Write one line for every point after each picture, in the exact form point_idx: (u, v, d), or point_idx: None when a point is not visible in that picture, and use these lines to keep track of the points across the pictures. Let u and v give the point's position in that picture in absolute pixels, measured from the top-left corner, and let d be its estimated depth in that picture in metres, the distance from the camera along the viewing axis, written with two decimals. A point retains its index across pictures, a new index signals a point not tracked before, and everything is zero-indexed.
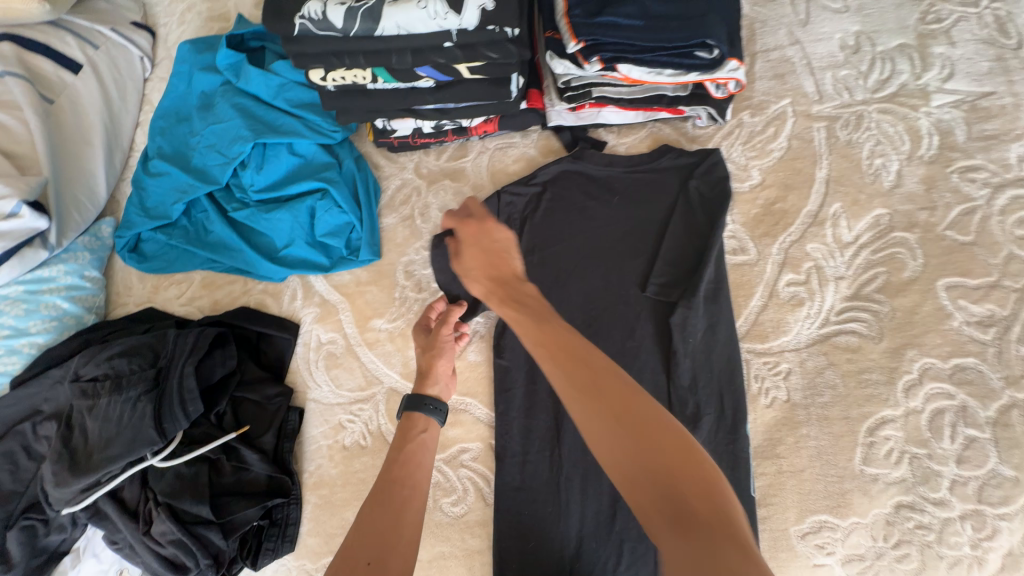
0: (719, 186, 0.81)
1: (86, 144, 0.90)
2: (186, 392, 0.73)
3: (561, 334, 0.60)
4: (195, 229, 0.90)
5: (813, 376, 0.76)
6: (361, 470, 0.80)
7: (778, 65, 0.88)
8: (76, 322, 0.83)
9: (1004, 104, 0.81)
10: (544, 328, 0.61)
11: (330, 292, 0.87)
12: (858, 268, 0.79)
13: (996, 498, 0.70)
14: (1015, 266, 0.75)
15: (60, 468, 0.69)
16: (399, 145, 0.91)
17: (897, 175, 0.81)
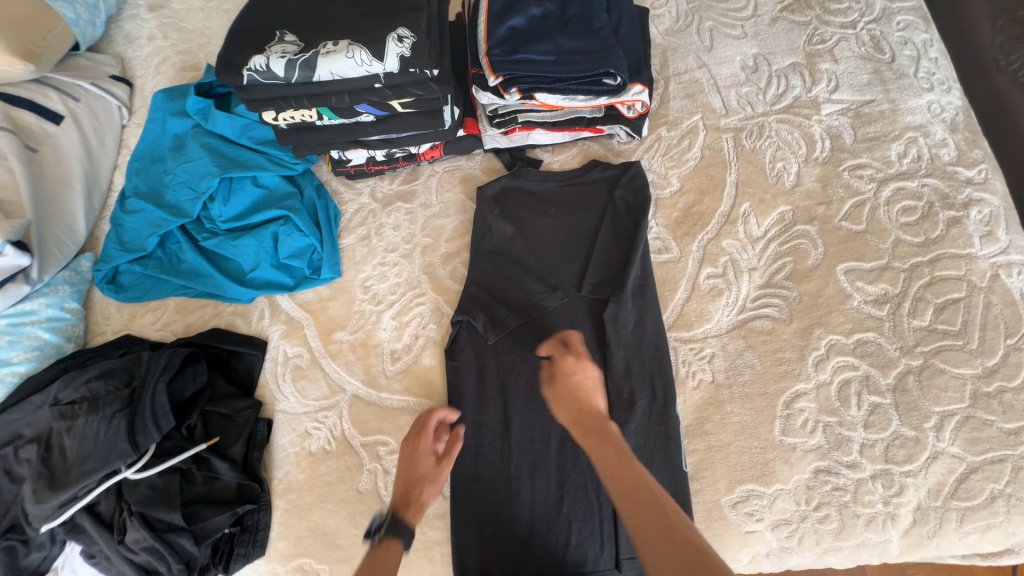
0: (641, 193, 0.91)
1: (67, 187, 0.98)
2: (158, 407, 0.78)
3: (626, 455, 0.65)
4: (169, 259, 0.97)
5: (734, 359, 0.84)
6: (327, 473, 0.85)
7: (689, 86, 1.00)
8: (56, 351, 0.89)
9: (883, 109, 0.93)
10: (607, 446, 0.67)
11: (296, 310, 0.95)
12: (768, 259, 0.89)
13: (901, 456, 0.77)
14: (902, 249, 0.85)
15: (39, 485, 0.74)
16: (356, 173, 1.00)
17: (797, 176, 0.92)
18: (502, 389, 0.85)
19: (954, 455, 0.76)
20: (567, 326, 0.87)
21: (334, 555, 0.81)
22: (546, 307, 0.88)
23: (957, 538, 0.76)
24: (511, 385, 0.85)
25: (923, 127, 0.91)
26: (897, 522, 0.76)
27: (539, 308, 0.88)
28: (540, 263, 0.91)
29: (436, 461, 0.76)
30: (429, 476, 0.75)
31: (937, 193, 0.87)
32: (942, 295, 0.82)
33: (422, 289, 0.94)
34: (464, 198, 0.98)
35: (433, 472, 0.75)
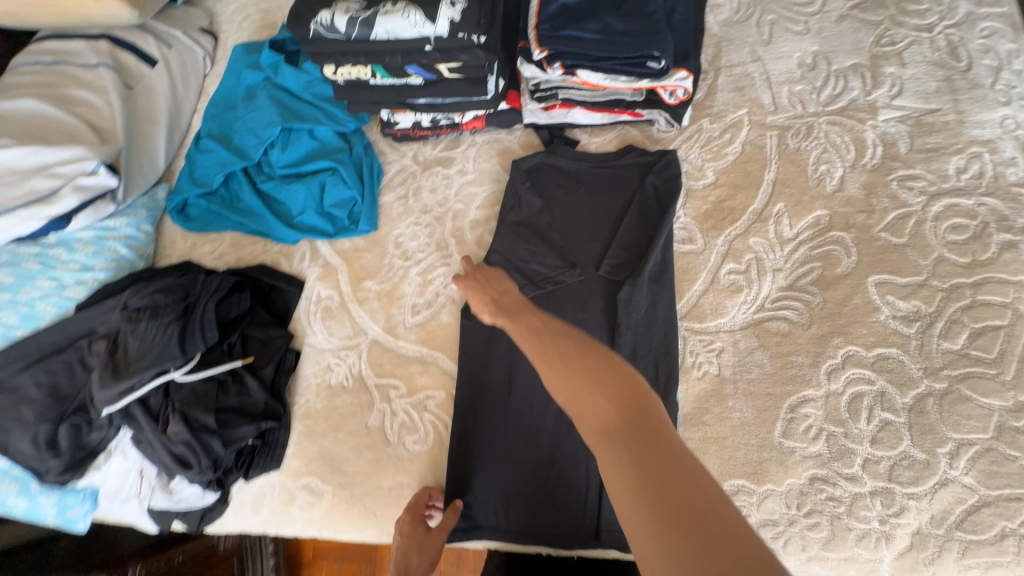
0: (672, 181, 0.92)
1: (154, 123, 1.11)
2: (206, 321, 0.88)
3: (532, 319, 0.67)
4: (230, 197, 1.08)
5: (744, 356, 0.84)
6: (342, 405, 0.93)
7: (739, 79, 0.98)
8: (130, 265, 1.02)
9: (948, 120, 0.87)
10: (515, 317, 0.69)
11: (333, 256, 1.03)
12: (795, 262, 0.87)
13: (906, 477, 0.75)
14: (944, 268, 0.81)
15: (105, 374, 0.85)
16: (402, 136, 1.07)
17: (840, 180, 0.89)
18: (509, 352, 0.90)
19: (965, 486, 0.73)
20: (581, 302, 0.89)
21: (338, 479, 0.90)
22: (562, 281, 0.90)
23: (956, 571, 0.72)
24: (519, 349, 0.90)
25: (991, 142, 0.85)
26: (892, 543, 0.74)
27: (555, 281, 0.91)
28: (563, 239, 0.93)
29: (426, 531, 0.79)
30: (418, 542, 0.78)
31: (995, 214, 0.82)
32: (982, 321, 0.78)
33: (449, 251, 0.99)
34: (499, 169, 1.02)
35: (421, 537, 0.78)
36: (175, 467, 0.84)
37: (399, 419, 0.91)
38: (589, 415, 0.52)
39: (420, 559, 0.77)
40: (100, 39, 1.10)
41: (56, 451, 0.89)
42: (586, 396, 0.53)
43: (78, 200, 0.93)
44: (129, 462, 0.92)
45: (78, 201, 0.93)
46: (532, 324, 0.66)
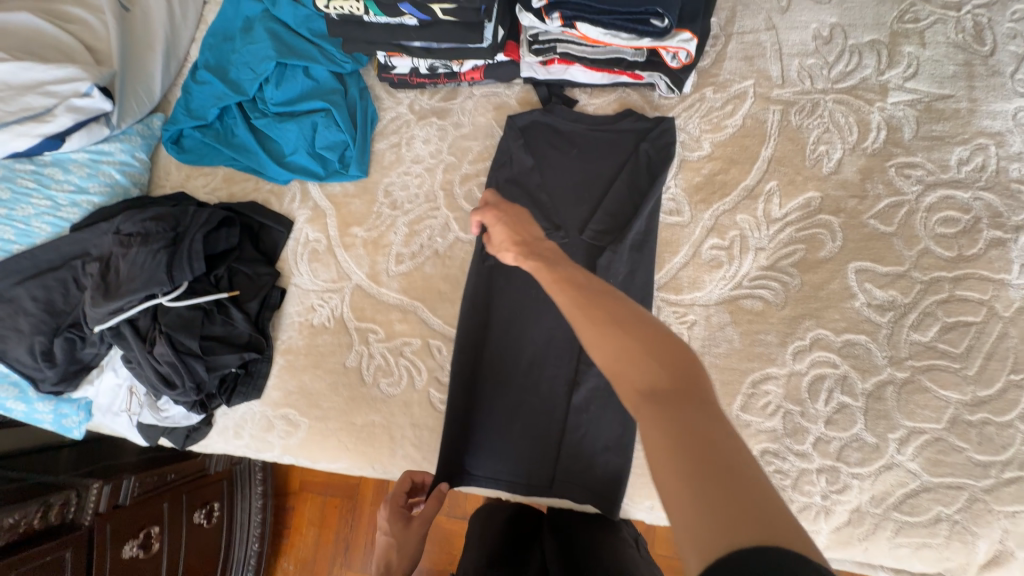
0: (665, 150, 0.90)
1: (149, 49, 1.09)
2: (194, 252, 0.90)
3: (569, 268, 0.62)
4: (225, 132, 1.08)
5: (715, 330, 0.85)
6: (322, 344, 0.96)
7: (749, 48, 0.94)
8: (123, 191, 1.04)
9: (959, 108, 0.84)
10: (550, 265, 0.64)
11: (322, 200, 1.04)
12: (779, 243, 0.86)
13: (854, 458, 0.77)
14: (928, 260, 0.80)
15: (97, 293, 0.89)
16: (399, 82, 1.04)
17: (837, 163, 0.86)
18: (486, 307, 0.90)
19: (909, 471, 0.75)
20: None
21: (315, 413, 0.94)
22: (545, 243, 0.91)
23: (887, 548, 0.76)
24: (496, 305, 0.91)
25: (999, 135, 0.82)
26: (830, 517, 0.77)
27: None
28: (551, 201, 0.93)
29: (404, 524, 0.78)
30: (399, 538, 0.76)
31: (989, 209, 0.80)
32: (955, 315, 0.78)
33: (437, 203, 0.99)
34: (495, 124, 1.00)
35: (401, 532, 0.77)
36: (160, 386, 0.88)
37: (376, 362, 0.94)
38: (629, 369, 0.47)
39: (403, 554, 0.75)
40: None
41: (51, 362, 0.94)
42: (628, 350, 0.48)
43: (72, 120, 0.93)
44: (120, 378, 0.98)
45: (72, 121, 0.93)
46: (570, 273, 0.61)
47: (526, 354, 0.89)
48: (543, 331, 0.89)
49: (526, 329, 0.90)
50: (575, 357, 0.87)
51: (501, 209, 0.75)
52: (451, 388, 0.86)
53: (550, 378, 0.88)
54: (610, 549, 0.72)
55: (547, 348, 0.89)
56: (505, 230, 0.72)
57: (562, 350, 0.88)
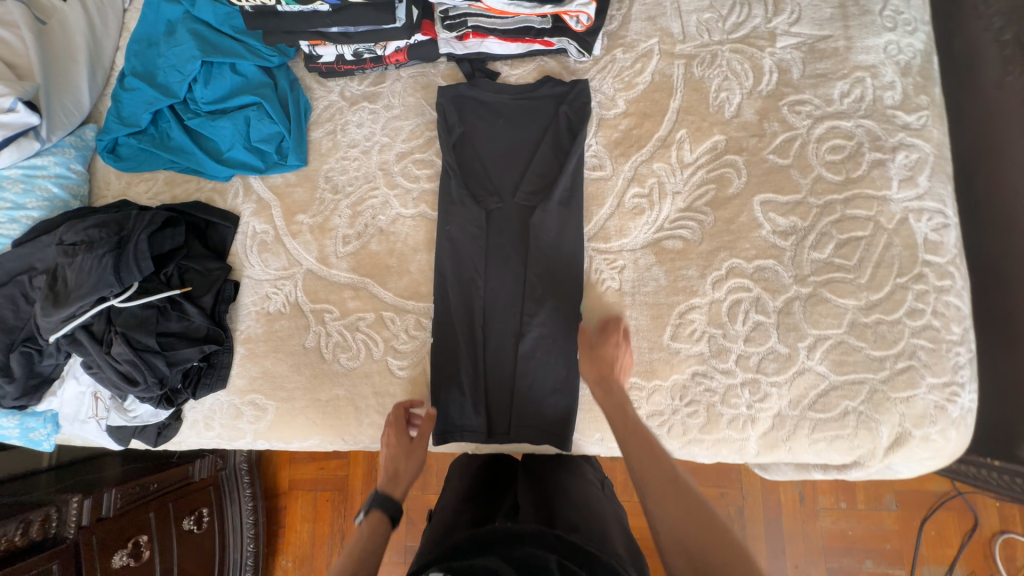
0: (583, 110, 0.97)
1: (72, 60, 1.09)
2: (139, 252, 0.92)
3: (625, 410, 0.77)
4: (160, 136, 1.09)
5: (643, 271, 0.92)
6: (281, 329, 1.00)
7: (652, 8, 1.00)
8: (64, 204, 1.05)
9: (837, 46, 0.93)
10: (611, 390, 0.80)
11: (265, 192, 1.06)
12: (692, 185, 0.94)
13: (771, 368, 0.86)
14: (821, 186, 0.89)
15: (46, 302, 0.90)
16: (327, 71, 1.07)
17: (737, 107, 0.94)
18: (439, 275, 0.96)
19: (819, 373, 0.85)
20: (499, 228, 0.96)
21: (280, 395, 0.98)
22: (482, 208, 0.96)
23: (807, 444, 0.86)
24: (445, 272, 0.96)
25: (873, 67, 0.91)
26: (756, 425, 0.86)
27: (475, 208, 0.96)
28: (484, 170, 0.98)
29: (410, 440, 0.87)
30: (405, 449, 0.85)
31: (870, 134, 0.90)
32: (847, 232, 0.87)
33: (376, 184, 1.03)
34: (424, 103, 1.05)
35: (407, 446, 0.86)
36: (122, 384, 0.91)
37: (334, 339, 0.98)
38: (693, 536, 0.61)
39: (408, 463, 0.84)
40: None
41: (9, 377, 0.95)
42: (692, 532, 0.61)
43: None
44: (82, 385, 1.00)
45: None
46: (619, 407, 0.78)
47: (475, 313, 0.94)
48: (489, 290, 0.95)
49: (473, 290, 0.95)
50: (521, 311, 0.93)
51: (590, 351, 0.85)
52: (432, 356, 0.94)
53: (499, 331, 0.94)
54: (575, 488, 0.83)
55: (496, 305, 0.94)
56: (593, 368, 0.83)
57: (507, 306, 0.94)
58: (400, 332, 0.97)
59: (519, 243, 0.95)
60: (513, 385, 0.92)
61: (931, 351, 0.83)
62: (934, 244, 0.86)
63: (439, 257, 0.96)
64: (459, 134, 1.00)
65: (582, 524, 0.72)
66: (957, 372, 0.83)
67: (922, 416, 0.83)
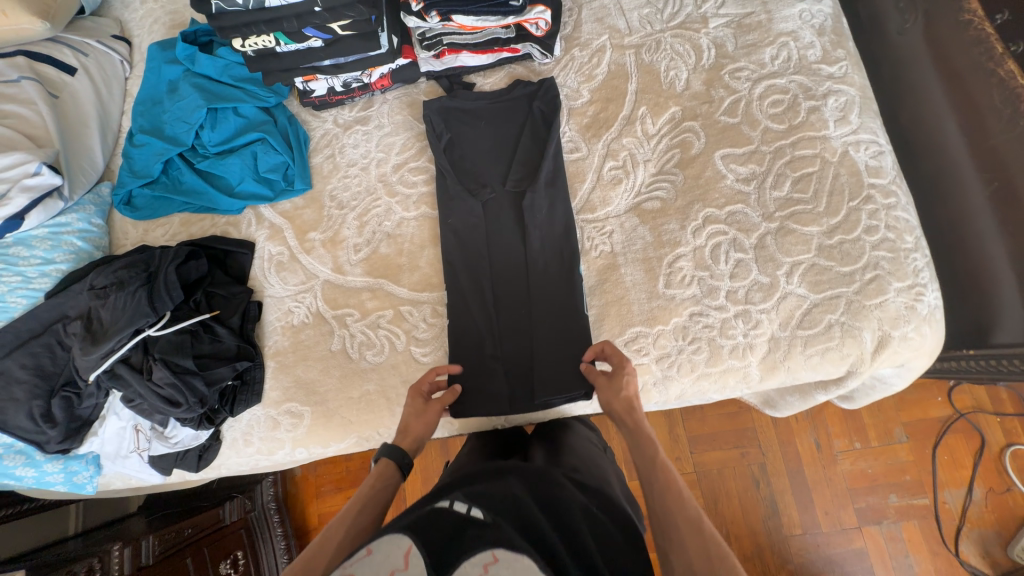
0: (553, 103, 1.10)
1: (85, 126, 1.19)
2: (170, 283, 0.99)
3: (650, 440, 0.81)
4: (173, 182, 1.18)
5: (630, 232, 1.03)
6: (306, 338, 1.07)
7: (598, 11, 1.15)
8: (88, 255, 1.12)
9: (760, 20, 1.08)
10: (634, 420, 0.84)
11: (277, 217, 1.15)
12: (660, 152, 1.06)
13: (758, 297, 0.96)
14: (770, 135, 1.02)
15: (85, 342, 0.96)
16: (320, 103, 1.19)
17: (686, 81, 1.08)
18: (449, 266, 1.04)
19: (800, 295, 0.95)
20: (495, 216, 1.06)
21: (314, 399, 1.04)
22: (478, 199, 1.06)
23: (803, 361, 0.95)
24: (454, 261, 1.05)
25: (794, 32, 1.06)
26: (754, 351, 0.95)
27: (473, 200, 1.06)
28: (475, 167, 1.09)
29: (424, 401, 0.91)
30: (418, 410, 0.90)
31: (802, 87, 1.03)
32: (800, 170, 0.99)
33: (378, 194, 1.13)
34: (412, 118, 1.17)
35: (421, 406, 0.90)
36: (165, 407, 0.96)
37: (359, 339, 1.05)
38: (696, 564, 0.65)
39: (421, 421, 0.89)
40: (16, 56, 1.15)
41: (52, 422, 0.99)
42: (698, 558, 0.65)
43: (28, 199, 1.01)
44: (123, 421, 1.03)
45: (28, 200, 1.01)
46: (646, 437, 0.82)
47: (486, 291, 1.03)
48: (496, 270, 1.04)
49: (482, 271, 1.04)
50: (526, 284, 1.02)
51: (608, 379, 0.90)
52: (451, 337, 1.01)
53: (510, 305, 1.02)
54: (581, 445, 0.94)
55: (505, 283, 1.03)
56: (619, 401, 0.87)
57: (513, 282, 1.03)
58: (419, 322, 1.04)
59: (516, 226, 1.05)
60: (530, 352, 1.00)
61: (892, 260, 0.94)
62: (875, 169, 0.98)
63: (446, 249, 1.05)
64: (448, 139, 1.11)
65: (584, 468, 0.84)
66: (918, 274, 0.94)
67: (896, 317, 0.93)
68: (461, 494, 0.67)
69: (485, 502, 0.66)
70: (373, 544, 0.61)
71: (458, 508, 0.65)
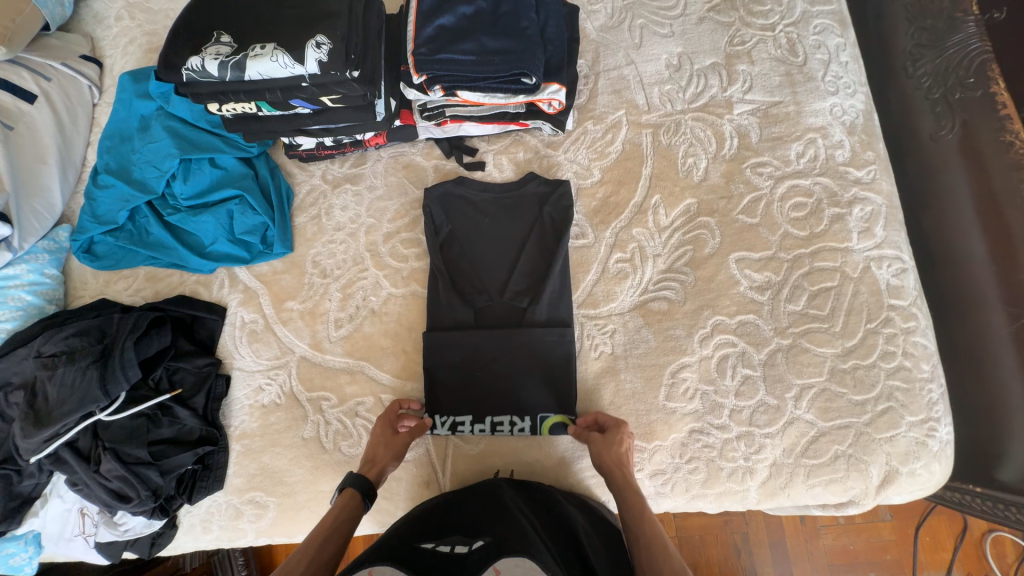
0: (565, 213, 1.00)
1: (42, 162, 1.07)
2: (126, 361, 0.90)
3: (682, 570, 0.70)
4: (139, 231, 1.07)
5: (632, 334, 0.96)
6: (277, 422, 0.99)
7: (616, 82, 1.07)
8: (39, 311, 1.02)
9: (788, 111, 1.01)
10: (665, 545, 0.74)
11: (252, 281, 1.06)
12: (671, 247, 0.99)
13: (763, 420, 0.90)
14: (789, 242, 0.95)
15: (26, 423, 0.86)
16: (308, 156, 1.09)
17: (704, 171, 1.01)
18: (432, 381, 0.96)
19: (807, 421, 0.89)
20: (488, 326, 0.97)
21: (281, 490, 0.96)
22: (471, 307, 0.98)
23: (805, 489, 0.89)
24: (439, 378, 0.95)
25: (823, 128, 0.99)
26: (754, 475, 0.90)
27: (467, 307, 0.98)
28: (474, 266, 1.00)
29: (392, 432, 0.91)
30: (385, 440, 0.90)
31: (827, 191, 0.97)
32: (818, 284, 0.93)
33: (365, 265, 1.04)
34: (406, 181, 1.08)
35: (389, 437, 0.90)
36: (114, 502, 0.87)
37: (333, 427, 0.97)
38: None
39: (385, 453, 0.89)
40: None
41: None
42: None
43: None
44: (67, 503, 0.95)
45: None
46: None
47: (467, 419, 0.93)
48: (483, 386, 0.94)
49: (471, 389, 0.94)
50: (504, 407, 0.94)
51: (603, 442, 0.86)
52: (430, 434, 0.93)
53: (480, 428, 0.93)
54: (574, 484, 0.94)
55: (493, 397, 0.94)
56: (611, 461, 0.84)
57: (494, 414, 0.94)
58: None
59: (507, 339, 0.94)
60: (517, 447, 0.95)
61: (906, 391, 0.89)
62: (896, 288, 0.93)
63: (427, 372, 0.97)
64: (447, 234, 1.02)
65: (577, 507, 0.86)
66: (932, 407, 0.89)
67: (906, 453, 0.88)
68: (461, 541, 0.73)
69: (476, 531, 0.74)
70: (374, 567, 0.64)
71: (458, 550, 0.71)
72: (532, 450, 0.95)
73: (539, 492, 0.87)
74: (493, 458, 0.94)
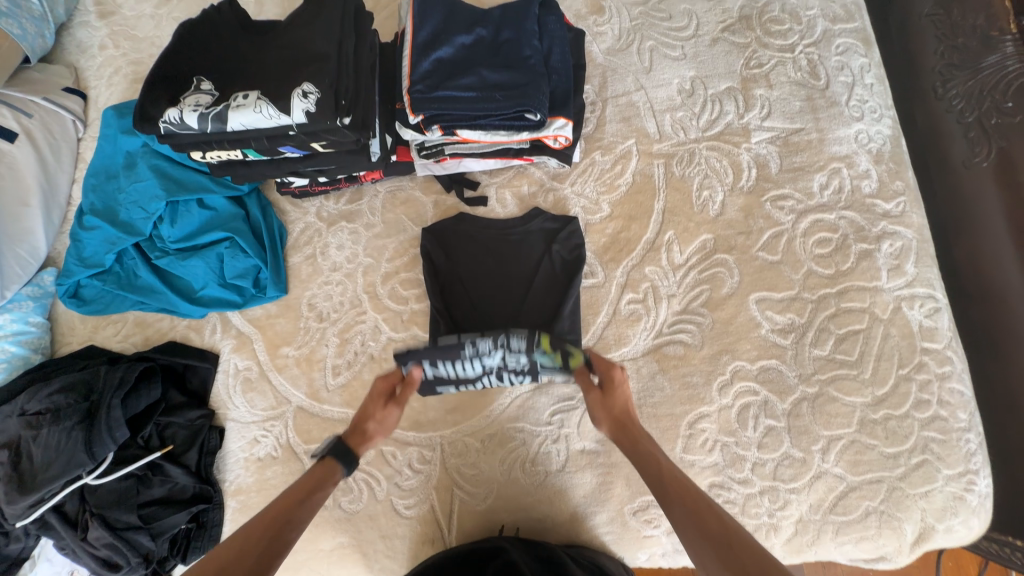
0: (575, 251, 0.95)
1: (25, 205, 1.02)
2: (113, 420, 0.85)
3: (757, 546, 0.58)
4: (127, 275, 1.03)
5: (647, 381, 0.90)
6: (273, 477, 0.93)
7: (625, 109, 1.01)
8: (24, 361, 0.97)
9: (810, 139, 0.94)
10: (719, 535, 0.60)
11: (245, 325, 1.01)
12: (686, 287, 0.93)
13: (787, 474, 0.84)
14: (813, 280, 0.89)
15: (9, 489, 0.82)
16: (301, 193, 1.03)
17: (721, 205, 0.94)
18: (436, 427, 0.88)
19: (836, 476, 0.84)
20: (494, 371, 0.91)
21: None
22: None
23: (833, 547, 0.84)
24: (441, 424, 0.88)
25: (848, 157, 0.93)
26: (779, 532, 0.84)
27: None
28: (477, 305, 0.94)
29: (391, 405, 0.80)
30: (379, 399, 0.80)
31: (853, 225, 0.91)
32: (845, 326, 0.87)
33: (362, 308, 0.99)
34: (405, 218, 1.02)
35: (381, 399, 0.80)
36: (103, 570, 0.84)
37: None
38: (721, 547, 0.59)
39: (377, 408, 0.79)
40: None
41: None
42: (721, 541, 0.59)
43: None
44: (57, 566, 0.89)
45: None
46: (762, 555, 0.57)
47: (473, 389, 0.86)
48: None
49: None
50: None
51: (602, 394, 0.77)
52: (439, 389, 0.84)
53: (485, 337, 0.78)
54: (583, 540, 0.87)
55: None
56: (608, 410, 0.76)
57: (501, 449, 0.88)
58: (403, 468, 0.92)
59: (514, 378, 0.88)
60: (528, 501, 0.89)
61: (943, 443, 0.83)
62: (929, 330, 0.87)
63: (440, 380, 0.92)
64: (448, 272, 0.96)
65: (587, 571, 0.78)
66: (970, 459, 0.83)
67: (943, 508, 0.82)
68: None
69: None
70: None
71: None
72: (543, 505, 0.89)
73: (546, 557, 0.79)
74: (501, 513, 0.89)
